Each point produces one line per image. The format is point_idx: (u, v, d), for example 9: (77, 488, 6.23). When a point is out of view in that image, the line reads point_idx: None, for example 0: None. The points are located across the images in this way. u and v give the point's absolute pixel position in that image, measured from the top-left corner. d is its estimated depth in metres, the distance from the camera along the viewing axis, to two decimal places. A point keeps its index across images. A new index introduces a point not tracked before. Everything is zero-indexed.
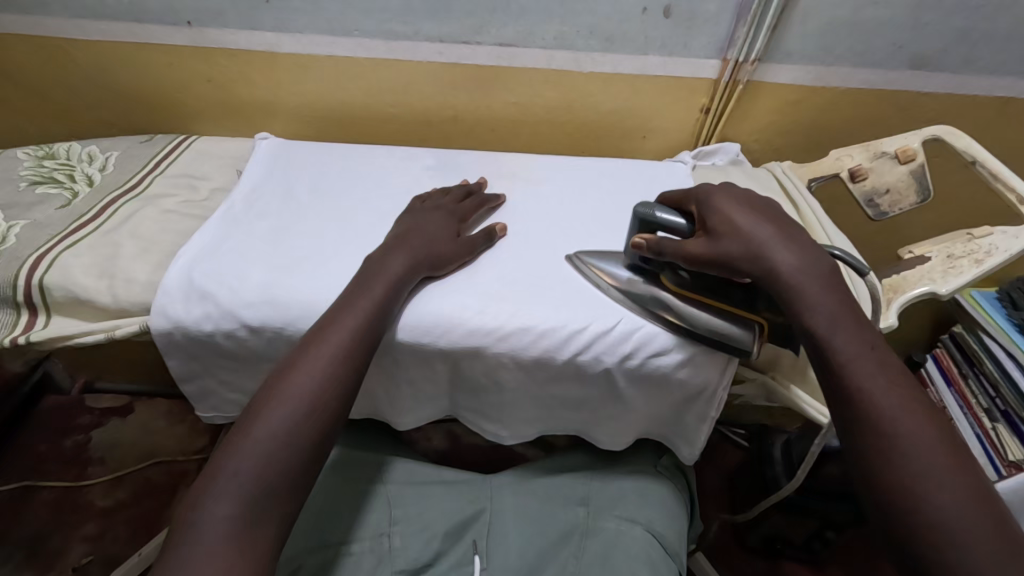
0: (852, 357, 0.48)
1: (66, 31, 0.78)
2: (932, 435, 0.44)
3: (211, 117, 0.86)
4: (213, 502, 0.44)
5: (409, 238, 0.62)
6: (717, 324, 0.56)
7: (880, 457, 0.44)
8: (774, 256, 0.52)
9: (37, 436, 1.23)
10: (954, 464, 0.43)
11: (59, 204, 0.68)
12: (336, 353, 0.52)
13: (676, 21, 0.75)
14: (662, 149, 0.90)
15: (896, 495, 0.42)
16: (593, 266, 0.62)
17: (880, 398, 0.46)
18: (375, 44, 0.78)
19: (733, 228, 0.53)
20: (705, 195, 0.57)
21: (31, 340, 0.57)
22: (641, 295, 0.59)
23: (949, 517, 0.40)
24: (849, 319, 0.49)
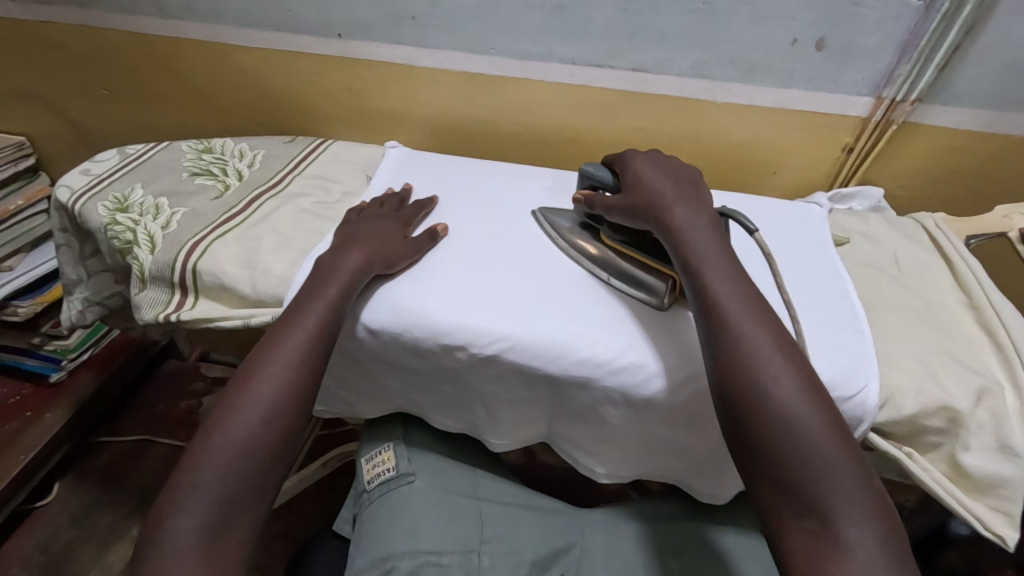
0: (720, 288, 0.52)
1: (233, 37, 0.86)
2: (784, 354, 0.48)
3: (343, 122, 0.91)
4: (176, 516, 0.47)
5: (362, 240, 0.64)
6: (639, 274, 0.61)
7: (738, 377, 0.48)
8: (670, 208, 0.58)
9: (158, 396, 1.36)
10: (803, 379, 0.47)
11: (212, 196, 0.74)
12: (292, 356, 0.55)
13: (828, 55, 0.70)
14: (792, 188, 0.84)
15: (750, 408, 0.47)
16: (549, 218, 0.70)
17: (741, 323, 0.50)
18: (508, 63, 0.79)
19: (642, 184, 0.61)
20: (626, 156, 0.65)
21: (180, 318, 0.63)
22: (580, 247, 0.66)
23: (798, 426, 0.45)
24: (722, 255, 0.54)
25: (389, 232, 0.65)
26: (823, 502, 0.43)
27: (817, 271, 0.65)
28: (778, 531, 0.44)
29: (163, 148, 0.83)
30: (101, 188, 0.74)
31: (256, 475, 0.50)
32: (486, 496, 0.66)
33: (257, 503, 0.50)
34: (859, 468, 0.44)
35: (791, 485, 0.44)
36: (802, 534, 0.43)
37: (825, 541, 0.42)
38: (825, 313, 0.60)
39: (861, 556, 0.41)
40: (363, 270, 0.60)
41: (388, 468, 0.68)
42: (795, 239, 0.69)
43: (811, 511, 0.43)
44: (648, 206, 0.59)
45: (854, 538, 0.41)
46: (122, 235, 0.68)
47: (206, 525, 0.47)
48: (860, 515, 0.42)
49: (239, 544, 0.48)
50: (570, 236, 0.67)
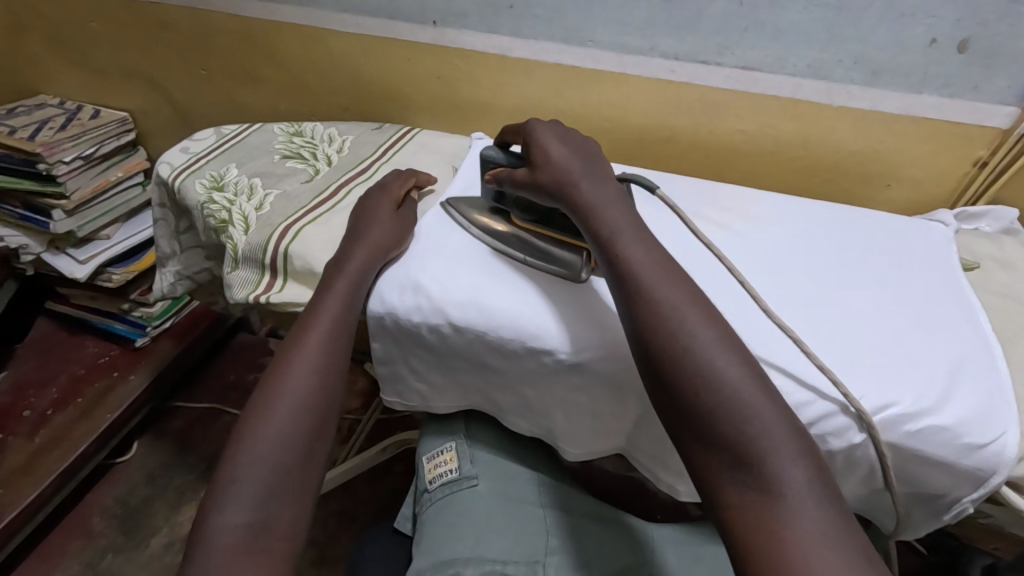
0: (633, 253, 0.50)
1: (330, 22, 0.87)
2: (700, 311, 0.46)
3: (429, 112, 0.90)
4: (222, 511, 0.45)
5: (364, 232, 0.63)
6: (554, 251, 0.61)
7: (661, 342, 0.45)
8: (578, 179, 0.55)
9: (231, 367, 1.41)
10: (722, 336, 0.45)
11: (303, 179, 0.75)
12: (317, 346, 0.56)
13: (972, 58, 0.63)
14: (907, 203, 0.77)
15: (675, 370, 0.43)
16: (459, 208, 0.68)
17: (656, 284, 0.47)
18: (607, 56, 0.76)
19: (548, 159, 0.58)
20: (531, 129, 0.62)
21: (269, 301, 0.64)
22: (495, 232, 0.65)
23: (722, 380, 0.42)
24: (628, 218, 0.52)
25: (384, 212, 0.66)
26: (753, 448, 0.39)
27: (944, 299, 0.58)
28: (711, 489, 0.41)
29: (257, 129, 0.84)
30: (198, 166, 0.76)
31: (294, 465, 0.49)
32: (552, 505, 0.63)
33: (297, 501, 0.48)
34: (785, 414, 0.41)
35: (718, 439, 0.41)
36: (736, 486, 0.39)
37: (760, 492, 0.38)
38: (951, 342, 0.54)
39: (796, 502, 0.38)
40: (372, 259, 0.61)
41: (450, 469, 0.66)
42: (918, 263, 0.63)
43: (743, 463, 0.39)
44: (557, 182, 0.56)
45: (786, 483, 0.38)
46: (218, 214, 0.69)
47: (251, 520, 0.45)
48: (790, 456, 0.39)
49: (286, 537, 0.46)
50: (482, 223, 0.65)
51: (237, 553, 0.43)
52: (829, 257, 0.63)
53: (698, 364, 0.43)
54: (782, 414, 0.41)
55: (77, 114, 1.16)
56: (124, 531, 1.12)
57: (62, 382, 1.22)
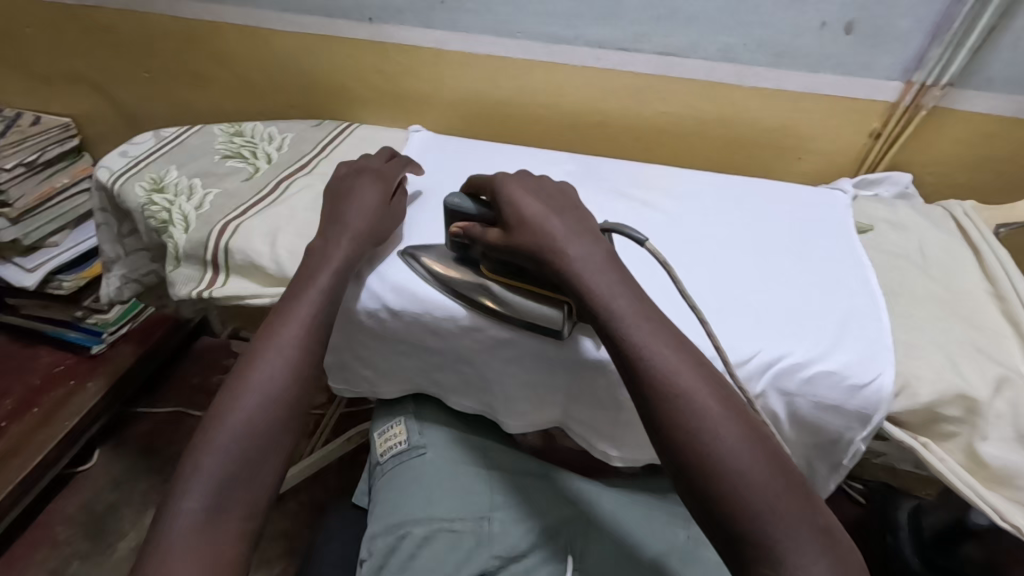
0: (651, 345, 0.49)
1: (268, 22, 0.88)
2: (727, 409, 0.46)
3: (370, 107, 0.92)
4: (183, 497, 0.48)
5: (346, 218, 0.65)
6: (531, 307, 0.59)
7: (685, 434, 0.45)
8: (565, 246, 0.56)
9: (193, 370, 1.41)
10: (740, 422, 0.46)
11: (244, 177, 0.77)
12: (295, 337, 0.57)
13: (859, 38, 0.69)
14: (819, 174, 0.83)
15: (702, 468, 0.44)
16: (418, 255, 0.64)
17: (675, 375, 0.48)
18: (535, 47, 0.80)
19: (526, 219, 0.57)
20: (498, 184, 0.61)
21: (212, 295, 0.66)
22: (465, 284, 0.61)
23: (749, 480, 0.43)
24: (626, 289, 0.53)
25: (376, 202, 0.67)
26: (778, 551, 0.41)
27: (839, 259, 0.64)
28: None
29: (197, 131, 0.85)
30: (139, 169, 0.77)
31: (257, 453, 0.51)
32: (496, 465, 0.68)
33: (260, 485, 0.50)
34: (807, 513, 0.43)
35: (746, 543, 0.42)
36: None
37: None
38: (843, 297, 0.60)
39: None
40: (354, 251, 0.62)
41: (400, 441, 0.70)
42: (818, 229, 0.68)
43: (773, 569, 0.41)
44: (541, 250, 0.56)
45: None
46: (159, 215, 0.71)
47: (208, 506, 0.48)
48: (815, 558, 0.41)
49: (242, 521, 0.48)
50: (448, 274, 0.62)
51: (197, 537, 0.46)
52: (741, 228, 0.68)
53: (724, 464, 0.43)
54: (804, 514, 0.42)
55: (16, 121, 1.15)
56: (90, 538, 1.13)
57: (17, 393, 1.21)
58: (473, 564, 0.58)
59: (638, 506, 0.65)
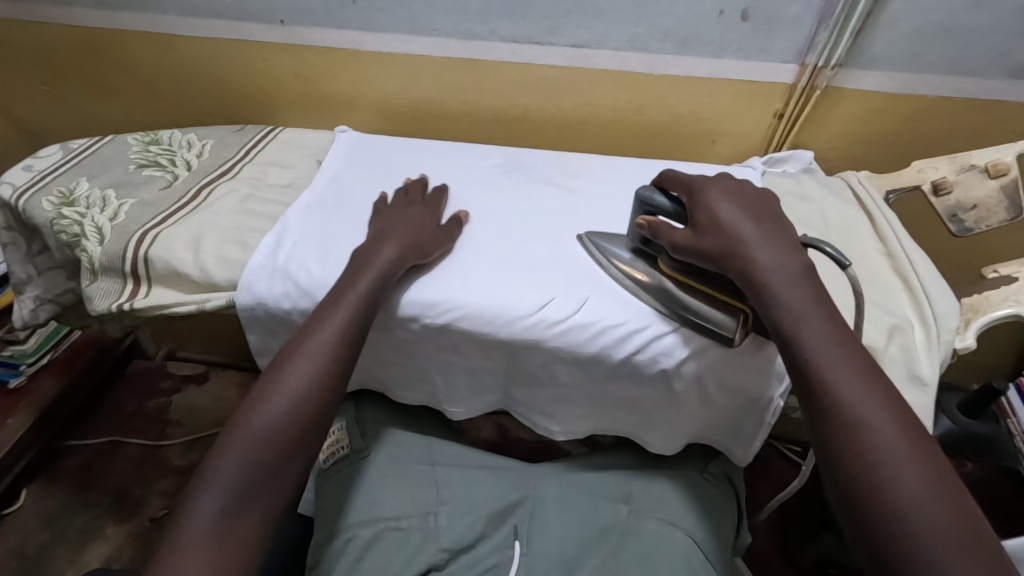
0: (822, 354, 0.46)
1: (176, 27, 0.85)
2: (911, 445, 0.41)
3: (296, 110, 0.92)
4: (206, 489, 0.46)
5: (395, 230, 0.64)
6: (705, 308, 0.57)
7: (856, 465, 0.41)
8: (753, 254, 0.52)
9: (125, 395, 1.33)
10: (923, 463, 0.41)
11: (162, 185, 0.75)
12: (324, 346, 0.55)
13: (754, 25, 0.74)
14: (731, 155, 0.88)
15: (865, 491, 0.40)
16: (598, 245, 0.65)
17: (854, 399, 0.44)
18: (453, 43, 0.81)
19: (716, 223, 0.54)
20: (697, 185, 0.58)
21: (134, 307, 0.64)
22: (645, 282, 0.60)
23: (914, 498, 0.39)
24: (815, 304, 0.49)
25: (418, 221, 0.66)
26: None
27: None
28: None
29: (109, 142, 0.82)
30: (45, 183, 0.74)
31: (280, 453, 0.49)
32: (440, 461, 0.68)
33: (280, 485, 0.49)
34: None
35: None
36: None
37: None
38: None
39: None
40: (404, 257, 0.61)
41: (342, 445, 0.69)
42: None
43: None
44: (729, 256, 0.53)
45: None
46: (70, 228, 0.68)
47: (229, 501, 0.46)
48: None
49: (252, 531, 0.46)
50: (625, 267, 0.62)
51: (205, 541, 0.44)
52: None
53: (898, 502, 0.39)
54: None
55: None
56: None
57: None
58: (419, 560, 0.59)
59: (582, 480, 0.67)
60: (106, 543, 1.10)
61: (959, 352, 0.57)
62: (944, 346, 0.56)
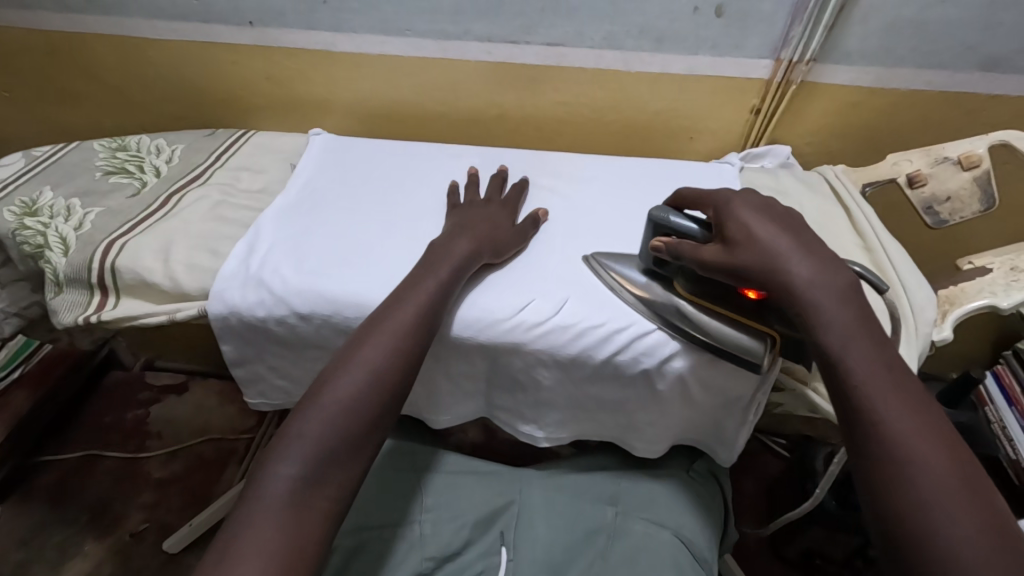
0: (868, 380, 0.44)
1: (141, 30, 0.83)
2: (956, 477, 0.40)
3: (269, 113, 0.90)
4: (280, 461, 0.47)
5: (473, 225, 0.64)
6: (729, 332, 0.55)
7: (896, 494, 0.40)
8: (790, 269, 0.48)
9: (102, 408, 1.30)
10: (968, 497, 0.39)
11: (130, 193, 0.73)
12: (407, 321, 0.54)
13: (729, 21, 0.74)
14: (710, 151, 0.88)
15: (905, 523, 0.39)
16: (606, 266, 0.62)
17: (899, 426, 0.42)
18: (426, 43, 0.79)
19: (751, 237, 0.50)
20: (724, 201, 0.54)
21: (102, 319, 0.62)
22: (655, 303, 0.58)
23: (960, 549, 0.37)
24: (861, 326, 0.46)
25: (499, 222, 0.66)
26: None
27: None
28: None
29: (75, 148, 0.80)
30: (6, 193, 0.71)
31: (352, 436, 0.49)
32: (426, 468, 0.67)
33: (351, 465, 0.48)
34: None
35: None
36: None
37: None
38: None
39: None
40: (474, 255, 0.61)
41: None
42: None
43: None
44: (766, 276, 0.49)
45: None
46: (32, 239, 0.66)
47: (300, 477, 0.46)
48: None
49: (329, 502, 0.46)
50: (639, 288, 0.59)
51: (281, 505, 0.45)
52: (639, 206, 0.72)
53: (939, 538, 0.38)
54: None
55: None
56: None
57: None
58: (404, 568, 0.58)
59: (568, 483, 0.67)
60: (85, 560, 1.07)
61: (936, 344, 0.57)
62: (922, 339, 0.56)
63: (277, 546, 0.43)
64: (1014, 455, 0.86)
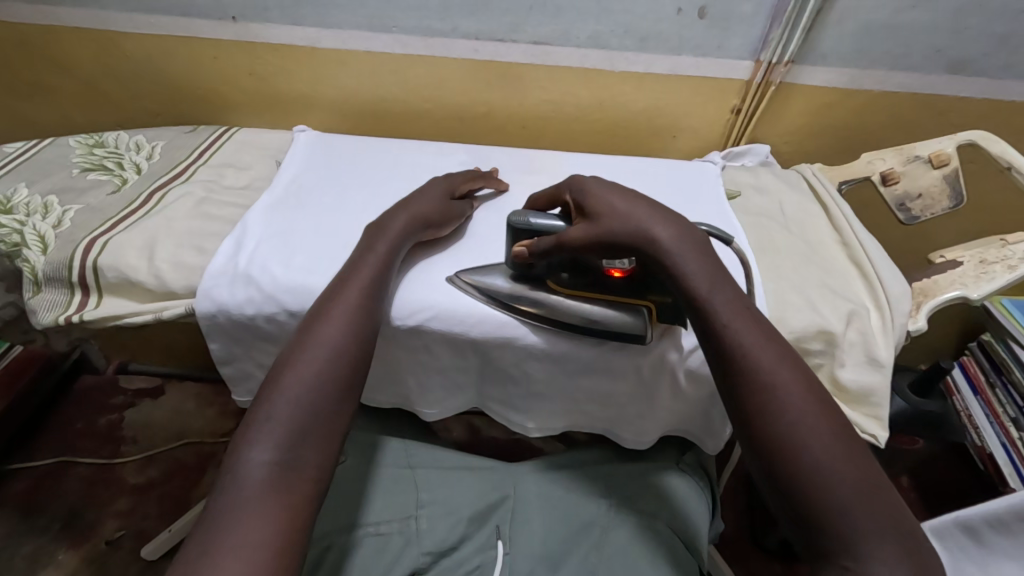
0: (716, 296, 0.49)
1: (118, 24, 0.81)
2: (813, 396, 0.45)
3: (251, 110, 0.89)
4: (252, 448, 0.45)
5: (412, 202, 0.65)
6: (611, 316, 0.58)
7: (764, 416, 0.44)
8: (655, 231, 0.52)
9: (74, 412, 1.26)
10: (825, 414, 0.44)
11: (110, 190, 0.71)
12: (355, 298, 0.55)
13: (711, 22, 0.75)
14: (691, 150, 0.90)
15: (776, 440, 0.43)
16: (469, 279, 0.61)
17: (761, 354, 0.46)
18: (413, 40, 0.80)
19: (611, 209, 0.54)
20: (579, 183, 0.59)
21: (84, 319, 0.61)
22: (533, 303, 0.59)
23: (822, 459, 0.41)
24: (721, 276, 0.50)
25: (434, 197, 0.66)
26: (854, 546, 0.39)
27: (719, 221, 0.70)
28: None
29: (49, 144, 0.77)
30: None
31: (323, 411, 0.49)
32: (419, 464, 0.67)
33: (326, 445, 0.48)
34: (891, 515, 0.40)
35: (825, 530, 0.40)
36: None
37: None
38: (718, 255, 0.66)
39: None
40: (411, 229, 0.62)
41: None
42: (698, 198, 0.73)
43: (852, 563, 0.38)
44: (634, 238, 0.52)
45: None
46: (8, 237, 0.64)
47: (276, 460, 0.45)
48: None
49: (312, 479, 0.45)
50: (504, 288, 0.60)
51: (264, 490, 0.43)
52: None
53: (807, 449, 0.42)
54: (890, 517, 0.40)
55: None
56: None
57: None
58: (400, 564, 0.58)
59: (559, 477, 0.67)
60: (58, 569, 1.03)
61: (912, 335, 0.59)
62: (898, 329, 0.58)
63: (270, 524, 0.42)
64: (980, 441, 0.92)
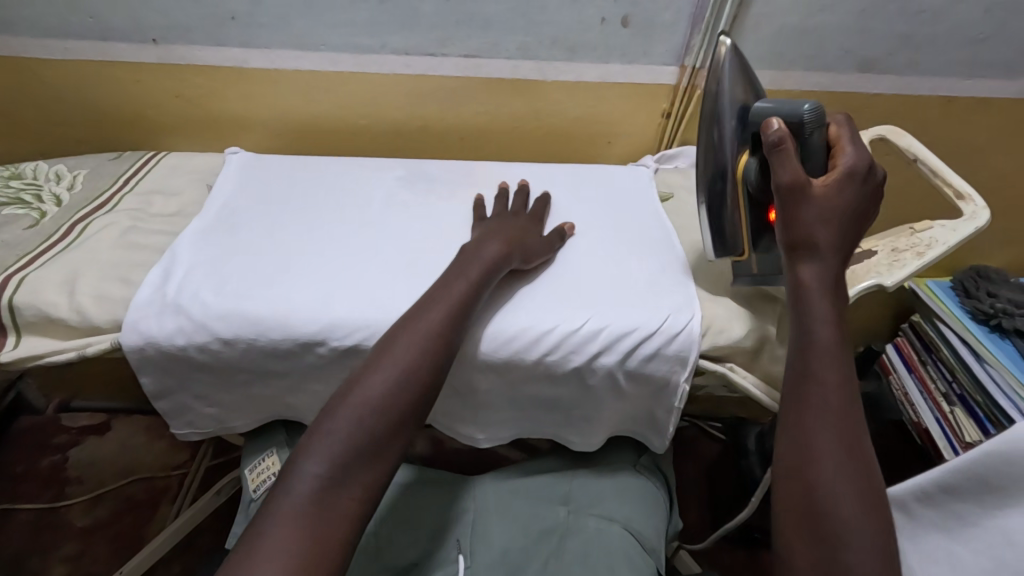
0: (814, 365, 0.47)
1: (30, 51, 0.78)
2: (868, 503, 0.43)
3: (181, 132, 0.86)
4: (307, 459, 0.46)
5: (500, 231, 0.65)
6: (726, 216, 0.60)
7: (806, 502, 0.44)
8: (815, 260, 0.49)
9: (10, 457, 1.19)
10: (875, 529, 0.42)
11: (27, 224, 0.68)
12: (434, 323, 0.53)
13: (635, 30, 0.77)
14: (627, 154, 0.92)
15: (811, 529, 0.43)
16: (725, 70, 0.57)
17: (829, 441, 0.44)
18: (342, 58, 0.79)
19: (823, 207, 0.50)
20: (849, 166, 0.51)
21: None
22: (719, 140, 0.58)
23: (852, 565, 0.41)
24: (836, 347, 0.47)
25: (531, 232, 0.66)
26: None
27: (646, 226, 0.72)
28: None
29: None
30: None
31: (385, 430, 0.48)
32: None
33: (378, 464, 0.47)
34: None
35: None
36: None
37: None
38: (651, 260, 0.68)
39: None
40: (508, 255, 0.62)
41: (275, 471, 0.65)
42: (629, 205, 0.76)
43: None
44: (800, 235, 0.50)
45: None
46: None
47: (328, 479, 0.45)
48: None
49: (356, 501, 0.45)
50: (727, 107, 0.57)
51: (308, 506, 0.44)
52: (564, 211, 0.74)
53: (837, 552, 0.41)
54: None
55: None
56: None
57: None
58: None
59: (512, 486, 0.67)
60: None
61: None
62: None
63: (304, 547, 0.42)
64: (916, 417, 0.97)
